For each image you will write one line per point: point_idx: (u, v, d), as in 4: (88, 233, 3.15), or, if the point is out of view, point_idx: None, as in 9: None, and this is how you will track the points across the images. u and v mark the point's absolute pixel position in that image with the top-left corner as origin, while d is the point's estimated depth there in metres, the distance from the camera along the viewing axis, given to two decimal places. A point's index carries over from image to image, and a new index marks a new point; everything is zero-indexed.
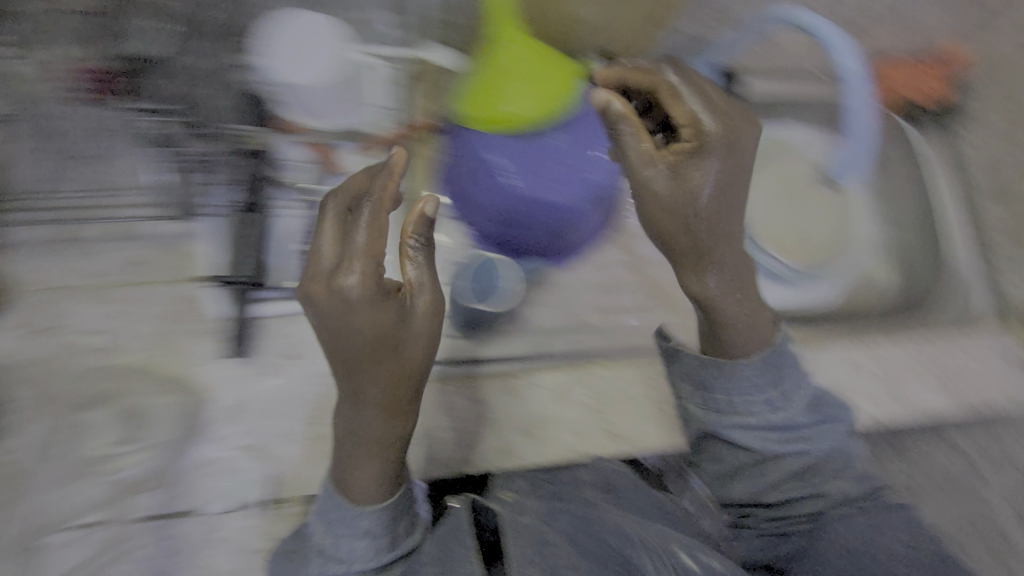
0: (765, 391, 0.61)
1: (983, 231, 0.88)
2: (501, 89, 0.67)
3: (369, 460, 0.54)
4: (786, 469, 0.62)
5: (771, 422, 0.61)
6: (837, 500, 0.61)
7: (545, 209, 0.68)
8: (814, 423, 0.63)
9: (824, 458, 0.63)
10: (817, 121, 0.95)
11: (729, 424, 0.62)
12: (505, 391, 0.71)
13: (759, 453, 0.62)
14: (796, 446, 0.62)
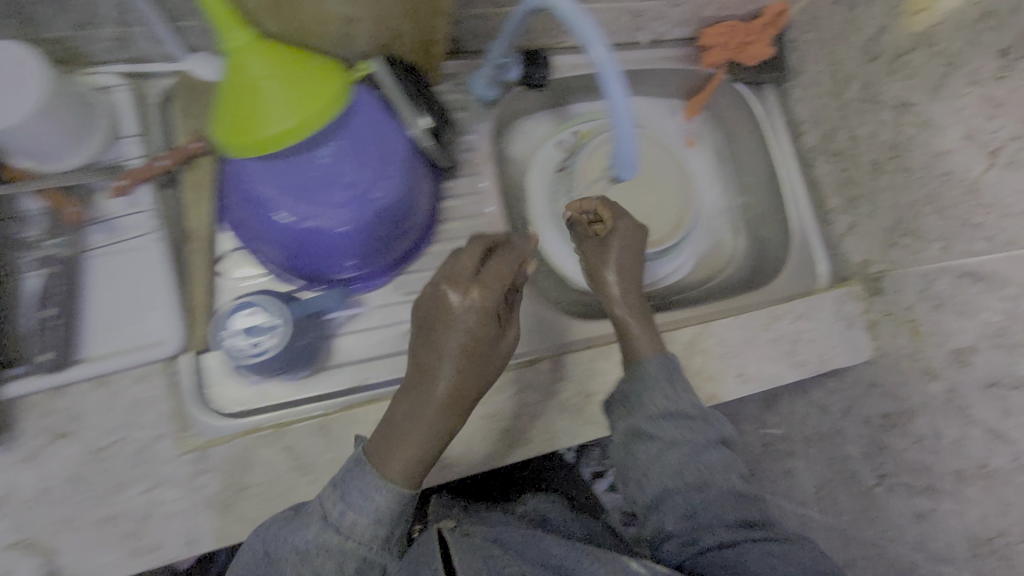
0: (670, 388, 0.62)
1: (819, 190, 0.87)
2: (252, 109, 0.54)
3: (409, 443, 0.53)
4: (681, 462, 0.59)
5: (668, 409, 0.61)
6: (727, 500, 0.58)
7: (329, 238, 0.60)
8: (703, 417, 0.62)
9: (718, 458, 0.60)
10: (656, 93, 0.93)
11: (644, 425, 0.61)
12: (316, 434, 0.64)
13: (662, 449, 0.60)
14: (689, 438, 0.60)
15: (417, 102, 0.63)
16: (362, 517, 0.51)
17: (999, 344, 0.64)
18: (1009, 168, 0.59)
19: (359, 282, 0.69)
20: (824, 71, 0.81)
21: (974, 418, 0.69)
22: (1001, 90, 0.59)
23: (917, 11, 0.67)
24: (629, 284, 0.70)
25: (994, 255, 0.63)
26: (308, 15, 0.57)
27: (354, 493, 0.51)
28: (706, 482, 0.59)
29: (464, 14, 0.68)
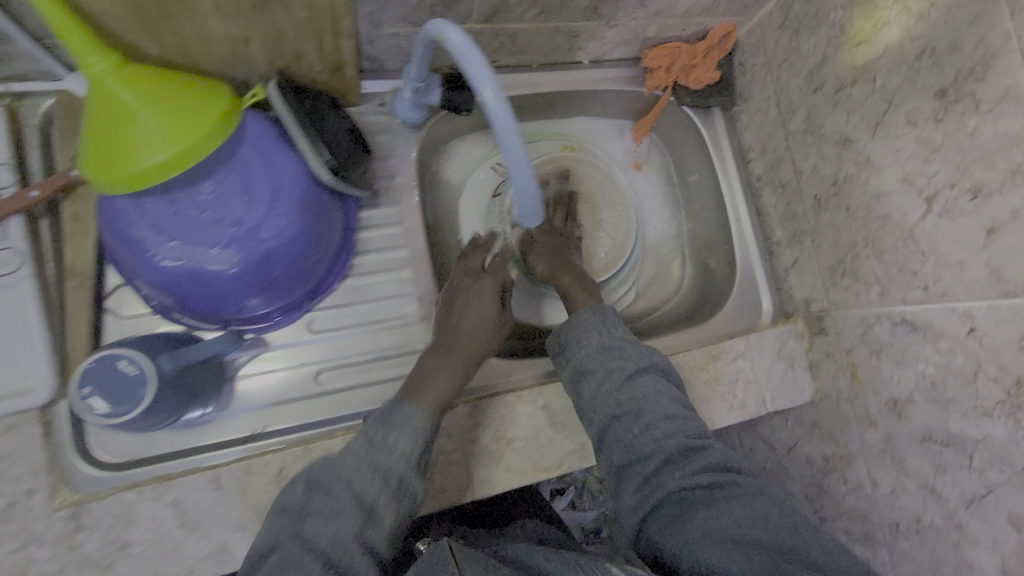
0: (598, 328, 0.66)
1: (766, 221, 0.83)
2: (127, 144, 0.48)
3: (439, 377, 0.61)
4: (619, 382, 0.61)
5: (604, 343, 0.65)
6: (669, 424, 0.59)
7: (213, 280, 0.54)
8: (634, 347, 0.65)
9: (653, 382, 0.62)
10: (600, 112, 0.90)
11: (584, 359, 0.64)
12: (208, 488, 0.58)
13: (601, 377, 0.62)
14: (624, 361, 0.63)
15: (316, 133, 0.57)
16: (407, 438, 0.55)
17: (933, 398, 0.61)
18: (944, 216, 0.56)
19: (261, 321, 0.64)
20: (770, 98, 0.77)
21: (909, 470, 0.66)
22: (938, 134, 0.55)
23: (859, 43, 0.62)
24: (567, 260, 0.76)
25: (928, 306, 0.60)
26: (187, 35, 0.51)
27: (395, 416, 0.56)
28: (641, 405, 0.60)
29: (376, 33, 0.63)
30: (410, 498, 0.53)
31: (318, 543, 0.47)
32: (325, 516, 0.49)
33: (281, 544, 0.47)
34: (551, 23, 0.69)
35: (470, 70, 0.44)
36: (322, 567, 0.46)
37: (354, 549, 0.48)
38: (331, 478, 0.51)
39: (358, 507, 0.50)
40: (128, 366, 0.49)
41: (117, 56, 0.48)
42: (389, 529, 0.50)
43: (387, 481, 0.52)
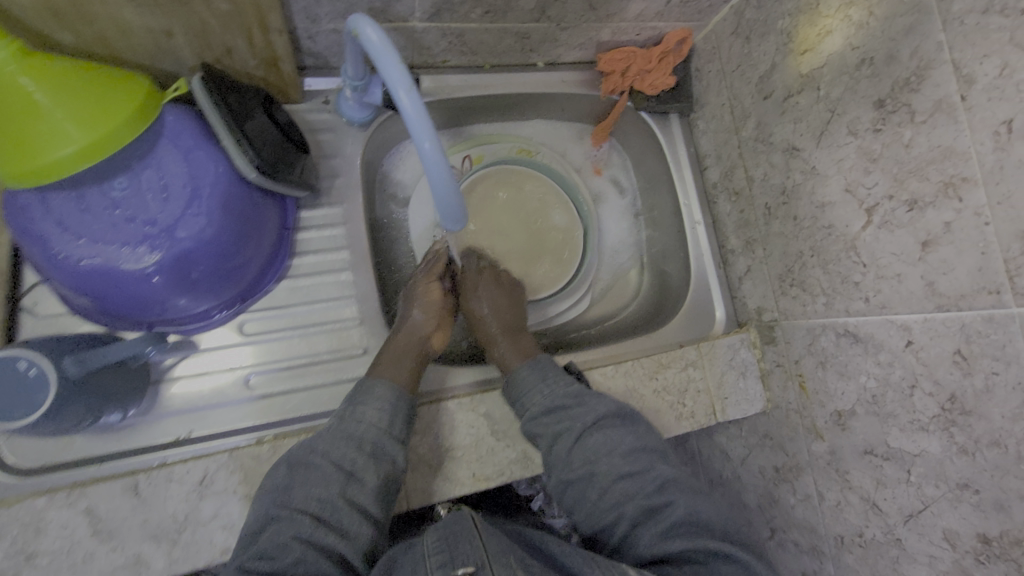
0: (540, 385, 0.66)
1: (721, 229, 0.82)
2: (28, 135, 0.46)
3: (397, 355, 0.64)
4: (569, 448, 0.62)
5: (549, 405, 0.64)
6: (624, 486, 0.60)
7: (128, 280, 0.52)
8: (578, 402, 0.65)
9: (605, 438, 0.62)
10: (558, 116, 0.89)
11: (530, 419, 0.64)
12: (125, 495, 0.56)
13: (552, 441, 0.63)
14: (571, 422, 0.63)
15: (240, 131, 0.55)
16: (375, 408, 0.58)
17: (874, 411, 0.60)
18: (883, 228, 0.55)
19: (187, 324, 0.62)
20: (724, 105, 0.77)
21: (852, 483, 0.65)
22: (877, 145, 0.54)
23: (804, 51, 0.62)
24: (501, 316, 0.73)
25: (869, 318, 0.59)
26: (101, 25, 0.49)
27: (360, 394, 0.59)
28: (593, 471, 0.61)
29: (314, 28, 0.61)
30: (388, 460, 0.56)
31: (304, 506, 0.51)
32: (310, 484, 0.52)
33: (274, 514, 0.51)
34: (499, 24, 0.68)
35: (385, 71, 0.43)
36: (312, 523, 0.50)
37: (340, 505, 0.52)
38: (308, 453, 0.54)
39: (337, 471, 0.53)
40: (27, 367, 0.47)
41: (17, 45, 0.45)
42: (374, 488, 0.54)
43: (361, 446, 0.55)
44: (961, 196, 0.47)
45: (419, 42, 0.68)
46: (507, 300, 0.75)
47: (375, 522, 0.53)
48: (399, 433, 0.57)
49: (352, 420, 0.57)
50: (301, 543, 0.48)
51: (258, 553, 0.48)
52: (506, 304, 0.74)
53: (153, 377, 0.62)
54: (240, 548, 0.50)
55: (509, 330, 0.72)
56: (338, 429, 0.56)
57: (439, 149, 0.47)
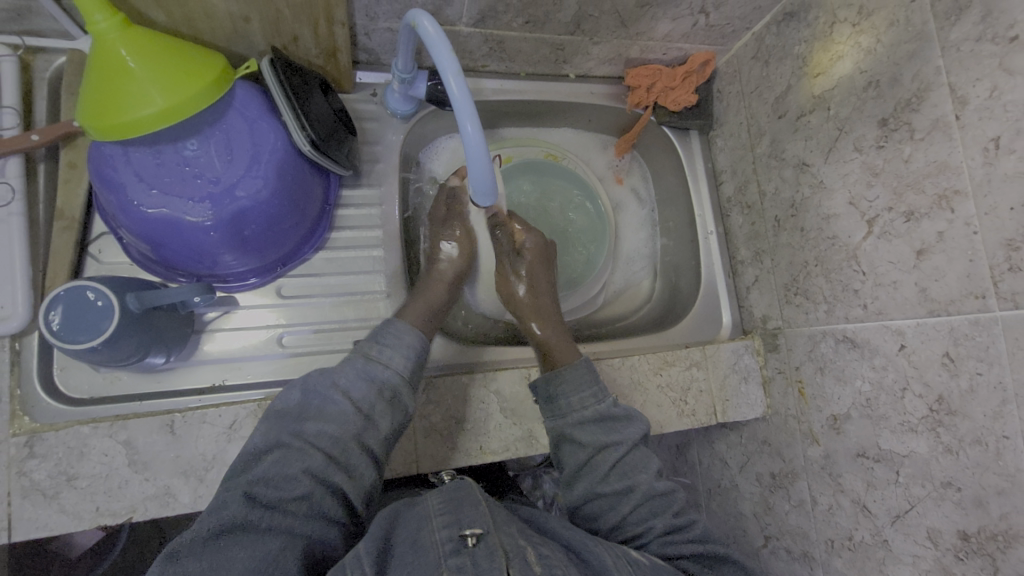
0: (592, 390, 0.67)
1: (732, 241, 0.86)
2: (121, 95, 0.52)
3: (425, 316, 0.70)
4: (611, 463, 0.63)
5: (600, 413, 0.66)
6: (652, 503, 0.62)
7: (192, 231, 0.58)
8: (628, 416, 0.66)
9: (642, 456, 0.65)
10: (584, 126, 0.94)
11: (571, 426, 0.65)
12: (162, 431, 0.60)
13: (594, 451, 0.64)
14: (620, 438, 0.64)
15: (299, 107, 0.61)
16: (399, 354, 0.61)
17: (867, 415, 0.63)
18: (883, 238, 0.59)
19: (232, 280, 0.68)
20: (742, 123, 0.81)
21: (844, 487, 0.66)
22: (879, 160, 0.59)
23: (817, 74, 0.67)
24: (540, 298, 0.77)
25: (866, 324, 0.62)
26: (190, 8, 0.56)
27: (388, 335, 0.62)
28: (632, 487, 0.62)
29: (372, 25, 0.68)
30: (401, 409, 0.59)
31: (317, 441, 0.54)
32: (325, 419, 0.55)
33: (285, 441, 0.53)
34: (537, 34, 0.74)
35: (439, 58, 0.48)
36: (322, 460, 0.53)
37: (352, 446, 0.55)
38: (326, 385, 0.57)
39: (355, 413, 0.56)
40: (96, 298, 0.53)
41: (122, 16, 0.52)
42: (387, 433, 0.57)
43: (381, 391, 0.58)
44: (953, 207, 0.52)
45: (463, 46, 0.75)
46: (549, 286, 0.79)
47: (377, 465, 0.56)
48: (413, 382, 0.61)
49: (377, 361, 0.60)
50: (310, 479, 0.51)
51: (268, 478, 0.50)
52: (545, 283, 0.79)
53: (195, 327, 0.68)
54: (237, 468, 0.52)
55: (549, 314, 0.76)
56: (361, 368, 0.59)
57: (480, 133, 0.50)
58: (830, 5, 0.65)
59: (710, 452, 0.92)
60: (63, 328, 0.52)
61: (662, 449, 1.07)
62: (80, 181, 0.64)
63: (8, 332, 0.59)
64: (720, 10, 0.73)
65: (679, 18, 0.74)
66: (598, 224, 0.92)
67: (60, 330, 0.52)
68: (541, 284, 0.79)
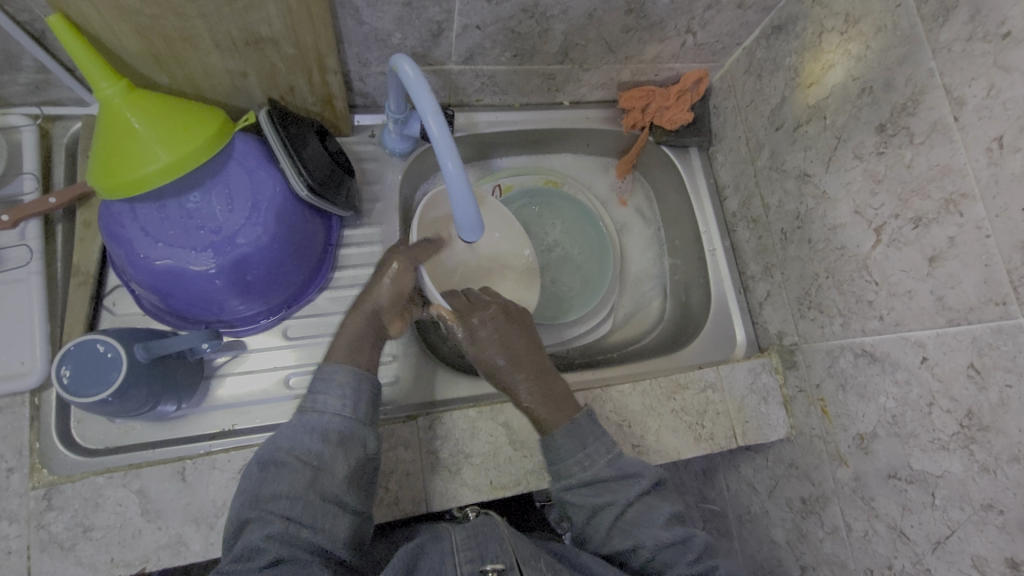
0: (578, 456, 0.61)
1: (741, 256, 0.84)
2: (124, 153, 0.55)
3: (358, 329, 0.63)
4: (611, 522, 0.59)
5: (587, 478, 0.60)
6: (667, 554, 0.58)
7: (196, 279, 0.60)
8: (621, 475, 0.61)
9: (647, 507, 0.60)
10: (582, 151, 0.95)
11: (562, 489, 0.61)
12: (174, 478, 0.61)
13: (592, 512, 0.60)
14: (611, 499, 0.59)
15: (295, 154, 0.63)
16: (336, 395, 0.57)
17: (894, 432, 0.59)
18: (893, 246, 0.57)
19: (240, 324, 0.70)
20: (740, 137, 0.80)
21: (878, 511, 0.62)
22: (881, 166, 0.58)
23: (810, 84, 0.67)
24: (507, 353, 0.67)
25: (884, 336, 0.59)
26: (191, 69, 0.60)
27: (318, 382, 0.58)
28: (637, 544, 0.58)
29: (365, 71, 0.71)
30: (358, 445, 0.56)
31: (274, 506, 0.50)
32: (278, 482, 0.52)
33: (246, 517, 0.50)
34: (526, 65, 0.75)
35: (418, 100, 0.49)
36: (284, 523, 0.49)
37: (314, 502, 0.51)
38: (269, 449, 0.54)
39: (305, 467, 0.53)
40: (105, 349, 0.55)
41: (126, 82, 0.56)
42: (345, 477, 0.53)
43: (327, 437, 0.55)
44: (962, 211, 0.50)
45: (454, 83, 0.77)
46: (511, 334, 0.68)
47: (351, 511, 0.53)
48: (364, 416, 0.58)
49: (314, 410, 0.56)
50: (278, 543, 0.49)
51: (235, 554, 0.48)
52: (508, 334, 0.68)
53: (206, 372, 0.70)
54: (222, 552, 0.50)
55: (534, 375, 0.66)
56: (298, 423, 0.56)
57: (462, 169, 0.50)
58: (816, 15, 0.65)
59: (738, 476, 0.87)
60: (75, 378, 0.54)
61: (689, 475, 1.01)
62: (94, 239, 0.67)
63: (27, 387, 0.61)
64: (707, 29, 0.73)
65: (666, 39, 0.74)
66: (586, 216, 0.92)
67: (74, 382, 0.54)
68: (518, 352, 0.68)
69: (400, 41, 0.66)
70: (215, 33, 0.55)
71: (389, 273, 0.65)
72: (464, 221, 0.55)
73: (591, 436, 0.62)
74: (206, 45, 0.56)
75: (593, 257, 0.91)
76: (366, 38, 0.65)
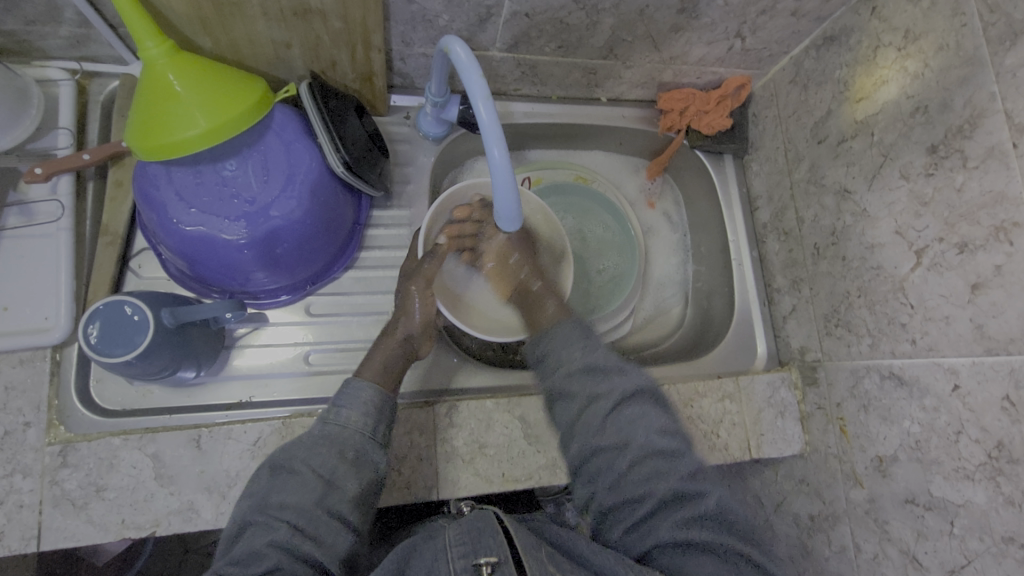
0: (575, 343, 0.65)
1: (768, 268, 0.83)
2: (165, 115, 0.54)
3: (393, 356, 0.64)
4: (602, 415, 0.60)
5: (587, 362, 0.62)
6: (655, 461, 0.57)
7: (227, 248, 0.60)
8: (619, 368, 0.62)
9: (639, 408, 0.60)
10: (614, 149, 0.93)
11: (558, 374, 0.63)
12: (188, 446, 0.60)
13: (585, 403, 0.61)
14: (608, 388, 0.61)
15: (335, 130, 0.62)
16: (359, 412, 0.58)
17: (916, 458, 0.58)
18: (933, 269, 0.56)
19: (263, 298, 0.70)
20: (779, 148, 0.79)
21: (891, 535, 0.61)
22: (929, 189, 0.57)
23: (860, 98, 0.65)
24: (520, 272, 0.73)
25: (915, 360, 0.58)
26: (235, 35, 0.59)
27: (344, 396, 0.59)
28: (627, 441, 0.58)
29: (408, 51, 0.70)
30: (370, 467, 0.56)
31: (281, 513, 0.51)
32: (287, 491, 0.52)
33: (251, 519, 0.51)
34: (570, 58, 0.74)
35: (469, 83, 0.48)
36: (288, 531, 0.50)
37: (319, 514, 0.52)
38: (290, 459, 0.54)
39: (317, 479, 0.53)
40: (132, 312, 0.55)
41: (171, 43, 0.55)
42: (353, 496, 0.54)
43: (343, 454, 0.55)
44: (1012, 240, 0.49)
45: (495, 70, 0.76)
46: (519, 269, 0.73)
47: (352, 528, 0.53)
48: (381, 438, 0.58)
49: (334, 423, 0.57)
50: (277, 551, 0.49)
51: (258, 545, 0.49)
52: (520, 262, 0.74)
53: (226, 343, 0.70)
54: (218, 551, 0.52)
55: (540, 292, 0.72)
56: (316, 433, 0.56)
57: (507, 158, 0.49)
58: (874, 29, 0.64)
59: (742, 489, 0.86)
60: (102, 340, 0.54)
61: None
62: (125, 199, 0.67)
63: (48, 343, 0.61)
64: (756, 34, 0.72)
65: (714, 42, 0.73)
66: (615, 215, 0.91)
67: (100, 344, 0.54)
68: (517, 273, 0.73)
69: (447, 23, 0.65)
70: (265, 1, 0.55)
71: (417, 300, 0.67)
72: (505, 212, 0.53)
73: (580, 330, 0.66)
74: (254, 12, 0.56)
75: (620, 261, 0.90)
76: (412, 18, 0.64)
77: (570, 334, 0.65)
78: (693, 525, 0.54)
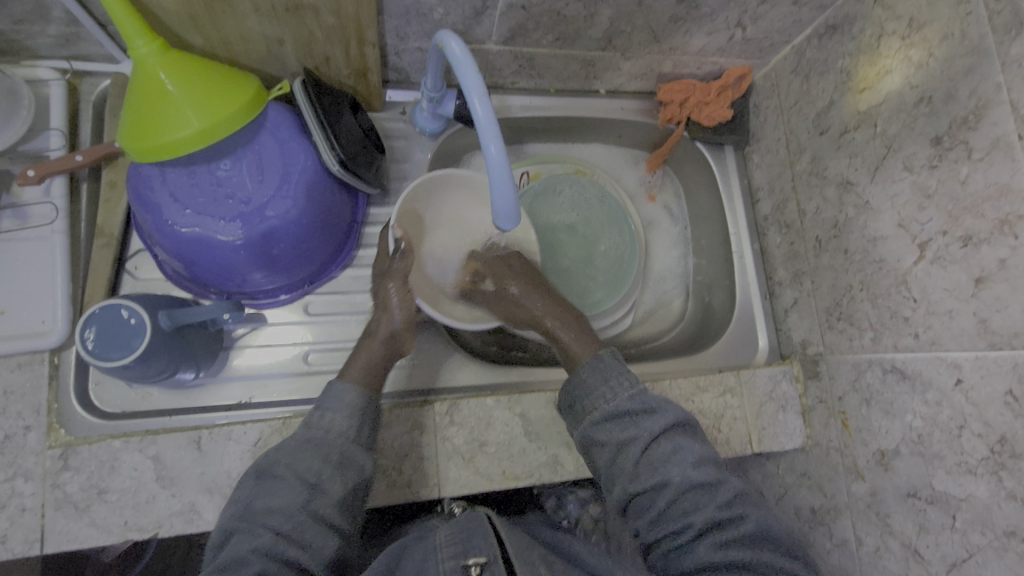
0: (601, 390, 0.60)
1: (770, 261, 0.82)
2: (156, 115, 0.53)
3: (376, 354, 0.63)
4: (636, 459, 0.57)
5: (612, 409, 0.59)
6: (693, 494, 0.55)
7: (222, 249, 0.59)
8: (648, 409, 0.59)
9: (674, 444, 0.58)
10: (613, 142, 0.92)
11: (588, 426, 0.59)
12: (189, 448, 0.60)
13: (616, 451, 0.58)
14: (637, 432, 0.58)
15: (329, 127, 0.61)
16: (342, 415, 0.57)
17: (918, 452, 0.58)
18: (936, 263, 0.56)
19: (261, 298, 0.70)
20: (780, 139, 0.78)
21: (893, 529, 0.61)
22: (932, 181, 0.56)
23: (862, 89, 0.64)
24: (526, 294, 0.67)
25: (917, 354, 0.58)
26: (227, 32, 0.58)
27: (327, 399, 0.58)
28: (666, 481, 0.56)
29: (403, 45, 0.69)
30: (355, 469, 0.55)
31: (266, 519, 0.51)
32: (271, 496, 0.52)
33: (235, 526, 0.51)
34: (567, 49, 0.73)
35: (464, 79, 0.47)
36: (272, 537, 0.50)
37: (306, 519, 0.52)
38: (273, 466, 0.54)
39: (302, 484, 0.53)
40: (128, 315, 0.54)
41: (161, 41, 0.54)
42: (337, 499, 0.53)
43: (327, 458, 0.54)
44: (1017, 233, 0.49)
45: (492, 64, 0.74)
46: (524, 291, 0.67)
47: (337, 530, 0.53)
48: (365, 441, 0.57)
49: (316, 427, 0.57)
50: (260, 557, 0.48)
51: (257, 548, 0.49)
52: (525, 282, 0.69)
53: (225, 344, 0.69)
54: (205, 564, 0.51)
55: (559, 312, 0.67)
56: (301, 437, 0.56)
57: (504, 153, 0.48)
58: (877, 17, 0.62)
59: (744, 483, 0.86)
60: (99, 343, 0.53)
61: None
62: (120, 200, 0.66)
63: (46, 347, 0.61)
64: (757, 24, 0.71)
65: (714, 32, 0.71)
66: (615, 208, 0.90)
67: (99, 349, 0.53)
68: (524, 290, 0.67)
69: (442, 16, 0.63)
70: None
71: (394, 295, 0.64)
72: (502, 208, 0.52)
73: (607, 372, 0.61)
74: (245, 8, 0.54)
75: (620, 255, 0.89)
76: (406, 11, 0.62)
77: (597, 377, 0.61)
78: (736, 549, 0.53)
